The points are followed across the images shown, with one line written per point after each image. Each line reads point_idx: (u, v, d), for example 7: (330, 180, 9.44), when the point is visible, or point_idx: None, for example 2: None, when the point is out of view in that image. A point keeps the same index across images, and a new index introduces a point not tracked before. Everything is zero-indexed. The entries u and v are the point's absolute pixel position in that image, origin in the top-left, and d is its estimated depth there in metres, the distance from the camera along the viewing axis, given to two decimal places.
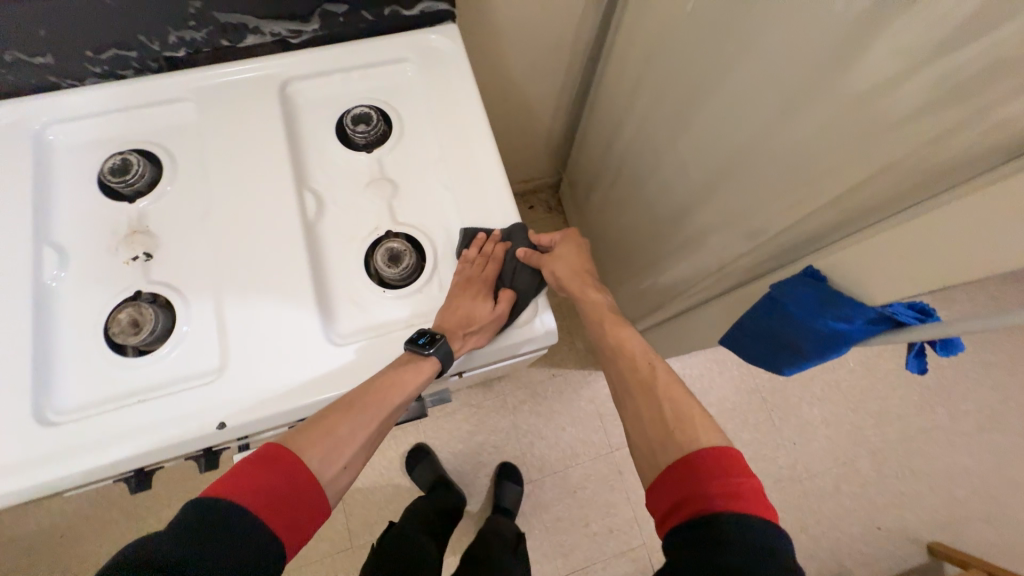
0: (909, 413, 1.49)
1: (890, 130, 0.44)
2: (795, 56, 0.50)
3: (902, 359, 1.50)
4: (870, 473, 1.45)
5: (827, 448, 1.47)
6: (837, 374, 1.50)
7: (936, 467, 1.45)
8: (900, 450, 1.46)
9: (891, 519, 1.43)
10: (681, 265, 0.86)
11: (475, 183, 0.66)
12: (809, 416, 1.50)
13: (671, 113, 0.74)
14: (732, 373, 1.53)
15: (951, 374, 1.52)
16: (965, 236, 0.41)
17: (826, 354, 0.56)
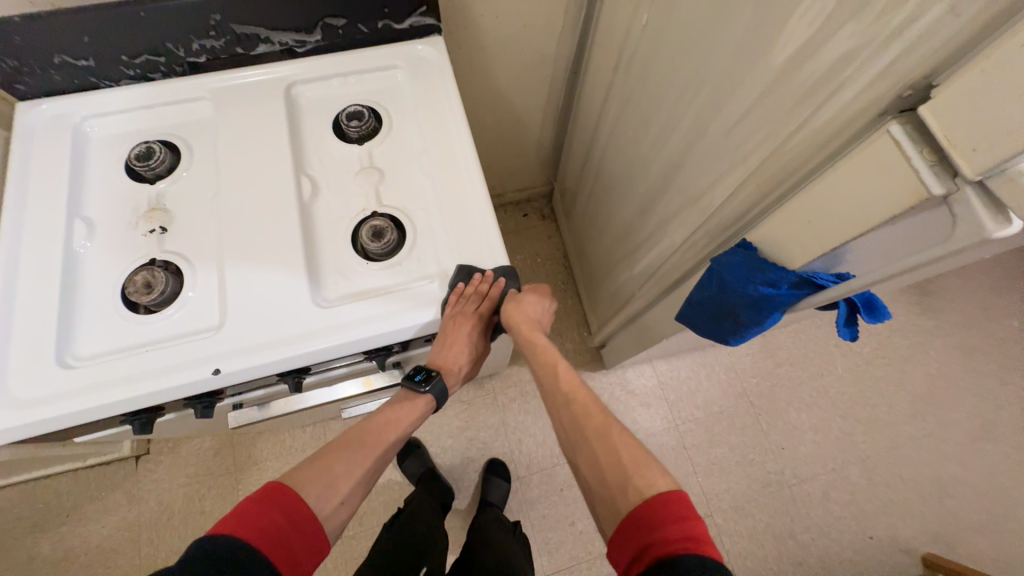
0: (899, 421, 1.52)
1: (789, 117, 0.50)
2: (723, 56, 0.57)
3: (882, 363, 1.57)
4: (860, 481, 1.45)
5: (816, 454, 1.47)
6: (824, 380, 1.55)
7: (926, 475, 1.45)
8: (889, 458, 1.47)
9: (882, 529, 1.41)
10: (653, 255, 0.91)
11: (453, 171, 0.73)
12: (797, 423, 1.51)
13: (641, 107, 0.82)
14: (719, 378, 1.55)
15: (935, 382, 1.56)
16: (852, 204, 0.45)
17: (762, 319, 0.60)
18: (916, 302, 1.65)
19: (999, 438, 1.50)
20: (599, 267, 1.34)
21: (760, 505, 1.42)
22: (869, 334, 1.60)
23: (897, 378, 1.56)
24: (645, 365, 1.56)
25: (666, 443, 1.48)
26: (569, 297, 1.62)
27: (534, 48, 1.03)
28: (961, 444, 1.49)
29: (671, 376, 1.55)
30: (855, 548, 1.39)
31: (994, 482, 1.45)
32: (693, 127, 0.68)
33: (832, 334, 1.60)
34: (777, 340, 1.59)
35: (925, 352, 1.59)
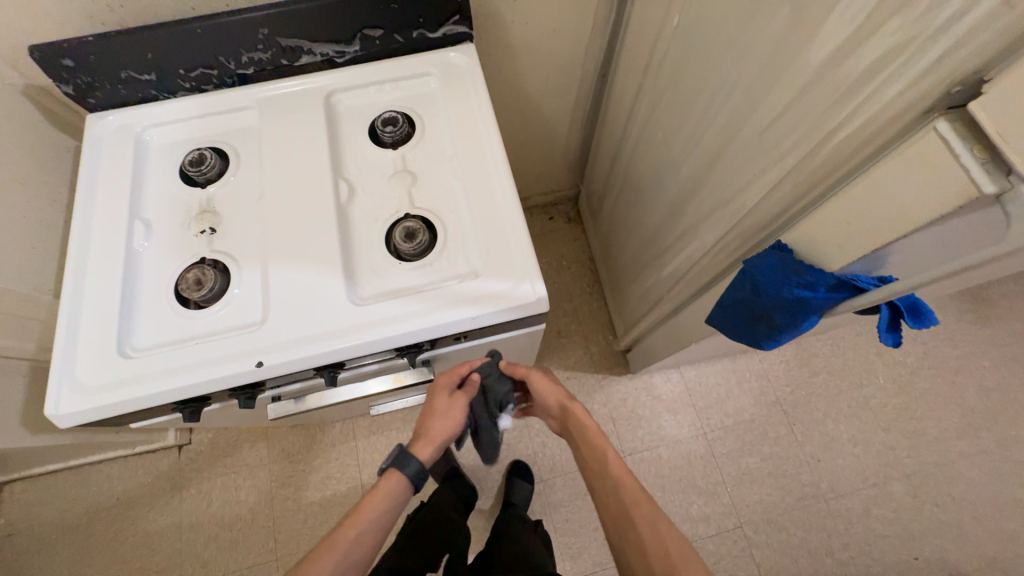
0: (948, 435, 1.43)
1: (826, 115, 0.49)
2: (757, 54, 0.56)
3: (929, 375, 1.49)
4: (904, 498, 1.37)
5: (856, 467, 1.41)
6: (864, 390, 1.48)
7: (978, 494, 1.36)
8: (937, 475, 1.39)
9: (929, 549, 1.33)
10: (682, 258, 0.90)
11: (482, 174, 0.75)
12: (835, 435, 1.44)
13: (671, 108, 0.82)
14: (751, 385, 1.51)
15: (990, 396, 1.46)
16: (895, 203, 0.44)
17: (797, 323, 0.59)
18: (969, 308, 1.55)
19: None
20: (625, 270, 1.33)
21: (793, 519, 1.37)
22: (914, 342, 1.52)
23: (947, 391, 1.47)
24: (672, 371, 1.53)
25: (693, 451, 1.45)
26: (594, 300, 1.62)
27: (563, 52, 1.04)
28: (1019, 463, 1.39)
29: (700, 382, 1.51)
30: (898, 570, 1.31)
31: None
32: (727, 127, 0.67)
33: (872, 342, 1.52)
34: (811, 347, 1.53)
35: (978, 364, 1.49)
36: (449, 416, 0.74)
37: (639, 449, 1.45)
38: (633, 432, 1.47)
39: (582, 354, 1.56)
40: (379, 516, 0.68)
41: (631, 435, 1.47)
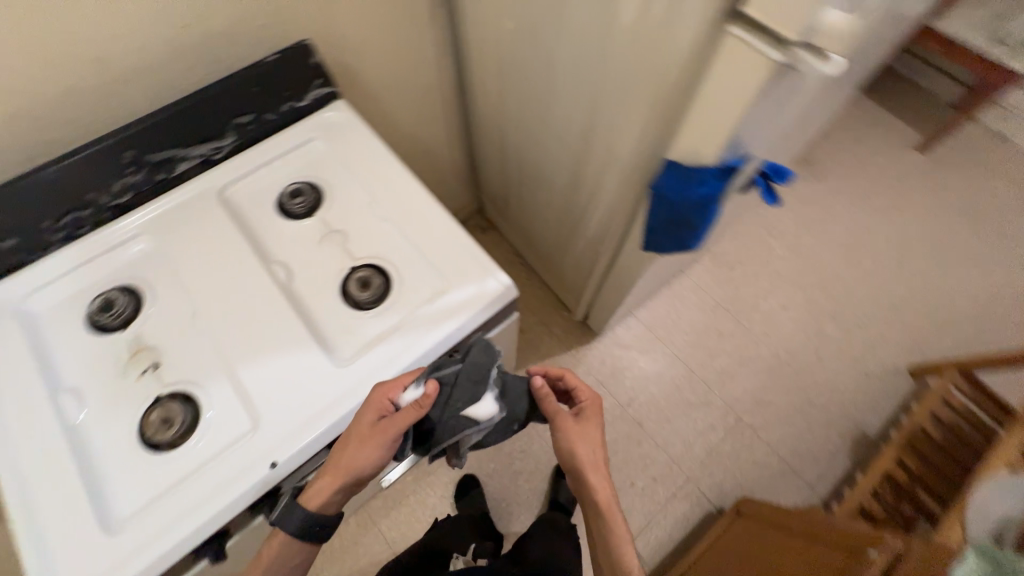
0: (841, 271, 1.75)
1: (653, 53, 0.62)
2: (583, 27, 0.69)
3: (808, 232, 1.81)
4: (837, 332, 1.65)
5: (795, 327, 1.66)
6: (772, 265, 1.75)
7: (879, 304, 1.69)
8: (848, 304, 1.69)
9: (871, 362, 1.61)
10: (596, 213, 1.02)
11: (404, 205, 0.79)
12: (770, 310, 1.69)
13: (533, 95, 0.94)
14: (693, 299, 1.70)
15: (854, 230, 1.81)
16: (730, 93, 0.56)
17: (707, 214, 0.71)
18: (809, 173, 1.92)
19: (915, 251, 1.77)
20: (554, 251, 1.43)
21: (772, 390, 1.57)
22: (788, 214, 1.84)
23: (826, 239, 1.80)
24: (629, 319, 1.67)
25: (678, 376, 1.59)
26: (538, 290, 1.71)
27: (421, 82, 1.13)
28: (894, 271, 1.74)
29: (654, 317, 1.68)
30: (860, 392, 1.57)
31: (928, 287, 1.71)
32: (584, 92, 0.79)
33: (760, 227, 1.83)
34: (720, 250, 1.79)
35: (836, 210, 1.85)
36: (366, 445, 0.62)
37: (635, 396, 1.56)
38: (622, 384, 1.57)
39: (550, 340, 1.64)
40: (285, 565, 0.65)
41: (622, 388, 1.57)
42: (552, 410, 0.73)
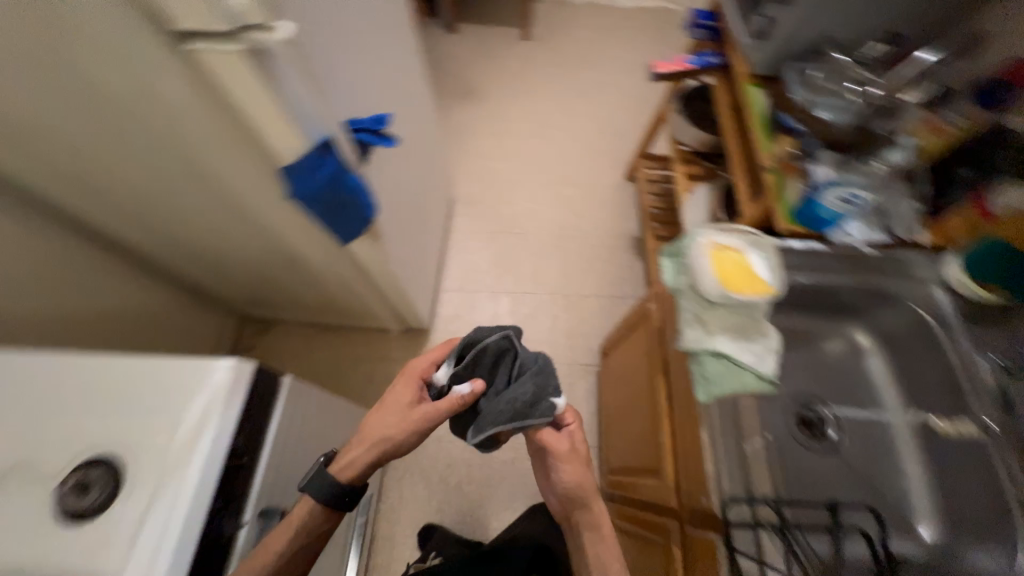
0: (544, 153, 2.14)
1: (154, 79, 0.59)
2: (85, 95, 0.63)
3: (504, 144, 2.16)
4: (573, 193, 2.03)
5: (547, 210, 1.99)
6: (502, 183, 2.05)
7: (580, 155, 2.12)
8: (564, 170, 2.09)
9: (604, 194, 2.02)
10: (299, 242, 1.00)
11: (70, 386, 0.68)
12: (526, 211, 1.99)
13: (134, 183, 0.84)
14: (472, 247, 1.91)
15: (532, 119, 2.22)
16: (241, 82, 0.57)
17: (347, 184, 0.78)
18: (475, 105, 2.27)
19: (573, 108, 2.25)
20: (327, 298, 1.39)
21: (568, 261, 1.87)
22: (486, 140, 2.17)
23: (521, 138, 2.17)
24: (445, 297, 1.80)
25: (508, 305, 1.78)
26: (357, 337, 1.67)
27: (29, 259, 0.94)
28: (572, 127, 2.20)
29: (457, 282, 1.83)
30: (614, 214, 1.98)
31: (597, 123, 2.20)
32: (161, 149, 0.73)
33: (476, 162, 2.11)
34: (464, 198, 2.03)
35: (511, 115, 2.24)
36: (390, 412, 0.76)
37: None
38: None
39: (397, 367, 1.64)
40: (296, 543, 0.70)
41: None
42: (552, 441, 0.81)
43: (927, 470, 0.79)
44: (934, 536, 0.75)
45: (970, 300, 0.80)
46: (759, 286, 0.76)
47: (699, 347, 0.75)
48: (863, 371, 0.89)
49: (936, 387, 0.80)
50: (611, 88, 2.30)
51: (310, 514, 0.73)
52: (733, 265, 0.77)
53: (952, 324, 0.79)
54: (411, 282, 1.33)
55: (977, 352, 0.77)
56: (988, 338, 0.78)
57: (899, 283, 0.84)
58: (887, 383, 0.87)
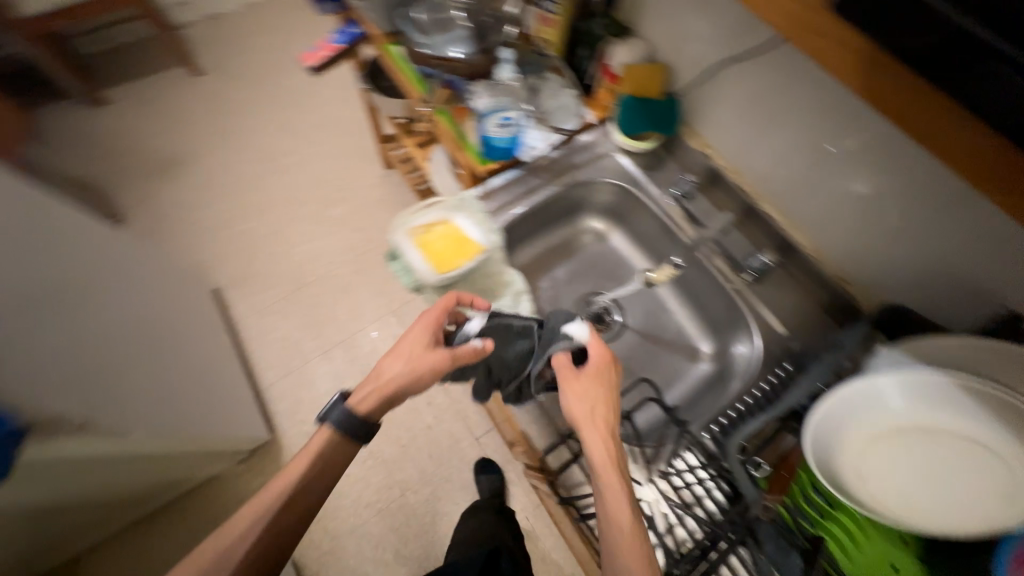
0: (291, 192, 1.88)
1: None
2: None
3: (241, 209, 1.83)
4: (343, 215, 1.84)
5: (330, 246, 1.79)
6: (264, 250, 1.77)
7: (325, 174, 1.91)
8: (321, 197, 1.87)
9: (373, 196, 1.88)
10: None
11: None
12: (308, 255, 1.77)
13: None
14: (276, 332, 1.65)
15: (258, 158, 1.92)
16: None
17: None
18: (179, 186, 1.86)
19: (287, 129, 1.98)
20: (111, 504, 1.04)
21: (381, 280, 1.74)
22: (219, 206, 1.83)
23: (258, 183, 1.88)
24: (275, 393, 1.56)
25: (346, 358, 1.61)
26: (200, 499, 1.34)
27: None
28: (304, 143, 1.95)
29: (284, 378, 1.58)
30: (395, 208, 1.86)
31: (319, 130, 1.97)
32: None
33: (223, 235, 1.79)
34: (234, 279, 1.72)
35: (232, 164, 1.90)
36: (402, 356, 0.66)
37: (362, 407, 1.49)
38: None
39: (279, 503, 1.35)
40: (271, 530, 0.58)
41: None
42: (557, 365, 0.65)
43: (686, 300, 0.91)
44: (715, 347, 0.87)
45: (640, 151, 0.90)
46: (471, 248, 0.72)
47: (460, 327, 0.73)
48: (614, 251, 0.97)
49: (657, 235, 0.91)
50: (321, 85, 2.06)
51: (301, 488, 0.61)
52: (439, 241, 0.72)
53: (637, 180, 0.90)
54: (211, 403, 1.08)
55: (663, 192, 0.89)
56: (667, 178, 0.90)
57: (590, 167, 0.91)
58: (633, 250, 0.96)
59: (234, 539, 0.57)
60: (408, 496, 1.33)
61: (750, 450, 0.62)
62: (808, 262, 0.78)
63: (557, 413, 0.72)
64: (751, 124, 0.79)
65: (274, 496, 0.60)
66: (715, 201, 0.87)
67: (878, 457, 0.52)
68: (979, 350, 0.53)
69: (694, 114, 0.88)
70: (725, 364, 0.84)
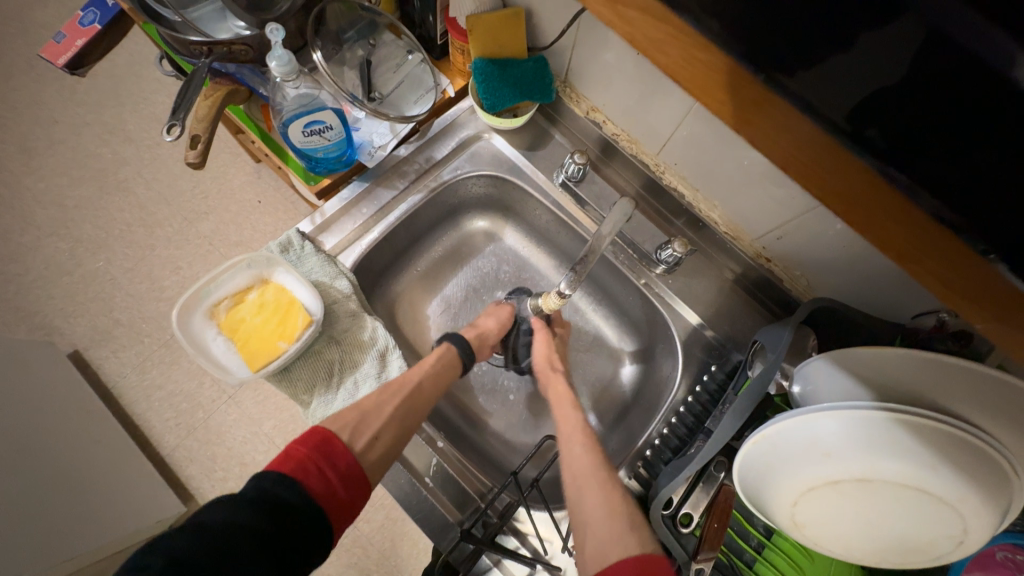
0: (122, 204, 1.33)
1: None
2: None
3: (53, 244, 1.29)
4: (203, 224, 1.33)
5: (195, 269, 1.30)
6: (100, 294, 1.26)
7: (165, 172, 1.37)
8: (166, 203, 1.34)
9: (238, 192, 1.36)
10: None
11: None
12: (178, 286, 1.28)
13: None
14: (147, 402, 1.21)
15: (83, 169, 1.35)
16: None
17: None
18: None
19: (94, 119, 1.39)
20: None
21: None
22: (45, 247, 1.29)
23: (70, 202, 1.32)
24: (184, 457, 1.19)
25: (258, 402, 1.22)
26: None
27: None
28: (140, 140, 1.38)
29: (175, 459, 1.18)
30: (279, 209, 1.36)
31: (142, 113, 1.40)
32: None
33: (59, 284, 1.26)
34: (94, 336, 1.24)
35: (47, 186, 1.33)
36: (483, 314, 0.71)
37: None
38: None
39: None
40: (394, 421, 0.53)
41: None
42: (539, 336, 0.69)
43: (600, 299, 0.79)
44: (637, 347, 0.77)
45: (513, 128, 0.72)
46: (295, 323, 0.57)
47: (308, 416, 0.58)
48: (512, 252, 0.81)
49: (555, 229, 0.76)
50: (143, 57, 1.44)
51: (419, 384, 0.57)
52: (254, 319, 0.58)
53: (520, 167, 0.72)
54: (59, 534, 0.90)
55: (550, 177, 0.72)
56: (552, 161, 0.73)
57: (460, 157, 0.72)
58: (533, 248, 0.81)
59: (360, 420, 0.51)
60: (360, 526, 1.10)
61: (678, 499, 0.54)
62: (721, 241, 0.66)
63: (450, 494, 0.57)
64: (635, 80, 0.60)
65: (395, 388, 0.56)
66: (612, 177, 0.72)
67: (816, 509, 0.44)
68: (908, 363, 0.43)
69: (570, 70, 0.67)
70: (648, 369, 0.74)
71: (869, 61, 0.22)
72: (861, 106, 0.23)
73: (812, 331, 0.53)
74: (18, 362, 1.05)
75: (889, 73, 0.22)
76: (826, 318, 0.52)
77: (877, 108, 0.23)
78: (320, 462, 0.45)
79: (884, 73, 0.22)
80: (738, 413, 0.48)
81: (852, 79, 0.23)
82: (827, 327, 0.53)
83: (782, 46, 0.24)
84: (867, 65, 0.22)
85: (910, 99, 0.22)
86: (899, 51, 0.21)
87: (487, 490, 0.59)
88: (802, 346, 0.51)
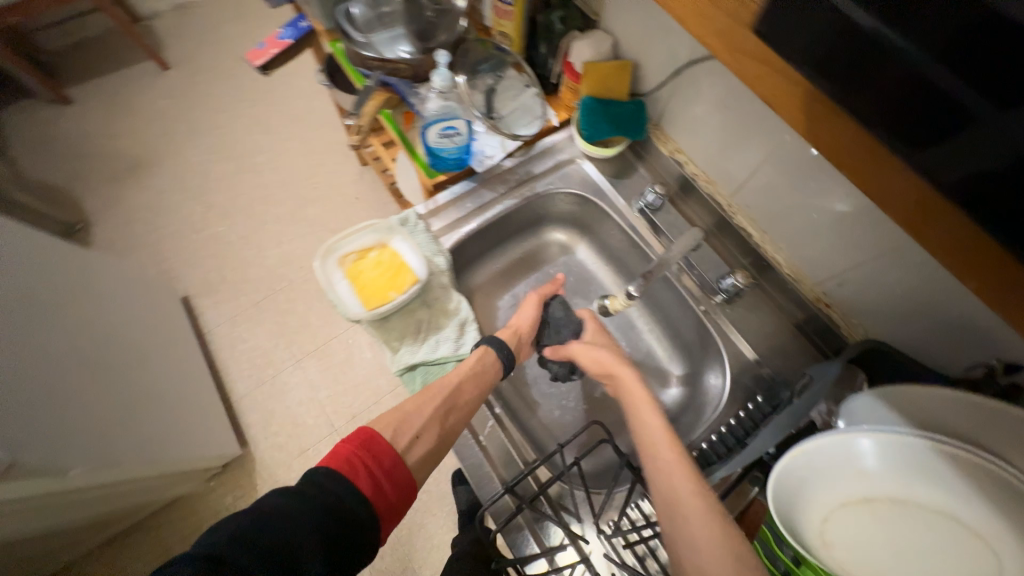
0: (253, 182, 1.60)
1: None
2: None
3: (195, 205, 1.56)
4: (311, 210, 1.56)
5: (296, 246, 1.51)
6: (220, 251, 1.50)
7: (290, 163, 1.63)
8: (286, 187, 1.59)
9: (343, 189, 1.59)
10: None
11: None
12: (279, 257, 1.50)
13: None
14: (234, 349, 1.40)
15: (230, 151, 1.64)
16: None
17: None
18: (126, 181, 1.58)
19: (248, 113, 1.70)
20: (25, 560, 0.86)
21: None
22: (188, 206, 1.56)
23: (215, 176, 1.60)
24: (250, 404, 1.34)
25: (321, 369, 1.36)
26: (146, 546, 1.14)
27: None
28: (278, 134, 1.67)
29: (245, 403, 1.34)
30: (373, 208, 1.56)
31: (285, 114, 1.70)
32: None
33: (191, 238, 1.52)
34: (205, 286, 1.46)
35: (202, 159, 1.63)
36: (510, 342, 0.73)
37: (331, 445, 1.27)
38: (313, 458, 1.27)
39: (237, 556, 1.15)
40: (434, 423, 0.58)
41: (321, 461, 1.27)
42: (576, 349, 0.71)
43: (656, 322, 0.85)
44: (685, 372, 0.81)
45: (606, 158, 0.82)
46: (404, 279, 0.70)
47: (398, 368, 0.69)
48: (582, 266, 0.90)
49: (626, 250, 0.84)
50: (297, 71, 1.76)
51: (459, 386, 0.62)
52: (372, 272, 0.71)
53: (603, 190, 0.82)
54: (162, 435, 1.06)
55: (629, 204, 0.81)
56: (633, 190, 0.82)
57: (553, 175, 0.83)
58: (601, 265, 0.89)
59: (398, 425, 0.56)
60: None
61: None
62: (783, 281, 0.71)
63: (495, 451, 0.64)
64: (719, 132, 0.69)
65: (434, 390, 0.61)
66: (686, 211, 0.80)
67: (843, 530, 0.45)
68: (958, 406, 0.45)
69: (663, 116, 0.78)
70: (694, 392, 0.78)
71: (970, 151, 0.29)
72: (960, 176, 0.31)
73: (861, 372, 0.58)
74: (147, 293, 1.27)
75: (980, 159, 0.29)
76: (878, 362, 0.57)
77: (973, 179, 0.30)
78: (365, 461, 0.51)
79: (974, 158, 0.29)
80: (781, 428, 0.53)
81: (954, 158, 0.30)
82: (879, 369, 0.58)
83: (905, 127, 0.32)
84: (976, 157, 0.29)
85: (998, 180, 0.29)
86: (990, 153, 0.28)
87: (532, 460, 0.64)
88: (849, 384, 0.56)
